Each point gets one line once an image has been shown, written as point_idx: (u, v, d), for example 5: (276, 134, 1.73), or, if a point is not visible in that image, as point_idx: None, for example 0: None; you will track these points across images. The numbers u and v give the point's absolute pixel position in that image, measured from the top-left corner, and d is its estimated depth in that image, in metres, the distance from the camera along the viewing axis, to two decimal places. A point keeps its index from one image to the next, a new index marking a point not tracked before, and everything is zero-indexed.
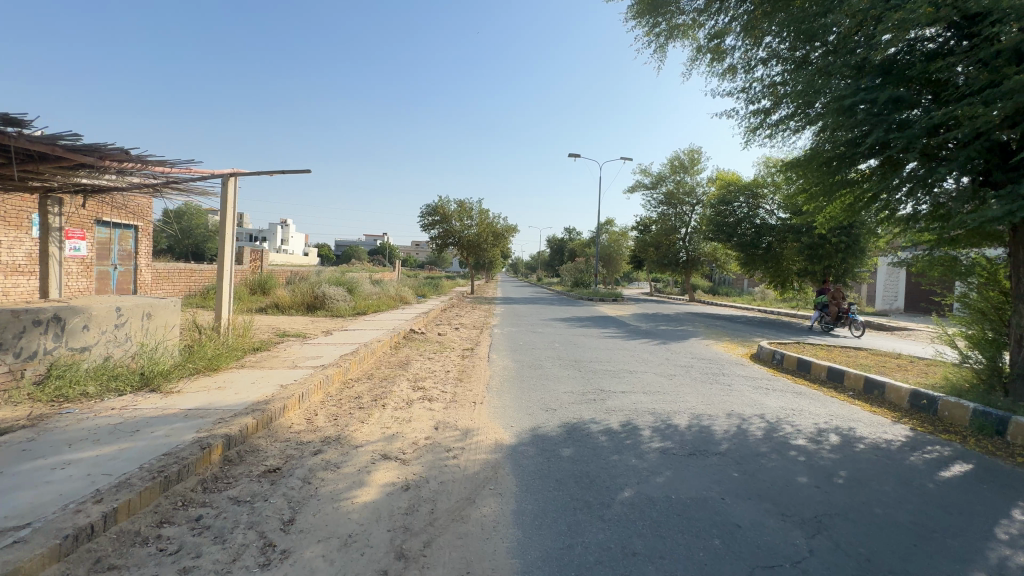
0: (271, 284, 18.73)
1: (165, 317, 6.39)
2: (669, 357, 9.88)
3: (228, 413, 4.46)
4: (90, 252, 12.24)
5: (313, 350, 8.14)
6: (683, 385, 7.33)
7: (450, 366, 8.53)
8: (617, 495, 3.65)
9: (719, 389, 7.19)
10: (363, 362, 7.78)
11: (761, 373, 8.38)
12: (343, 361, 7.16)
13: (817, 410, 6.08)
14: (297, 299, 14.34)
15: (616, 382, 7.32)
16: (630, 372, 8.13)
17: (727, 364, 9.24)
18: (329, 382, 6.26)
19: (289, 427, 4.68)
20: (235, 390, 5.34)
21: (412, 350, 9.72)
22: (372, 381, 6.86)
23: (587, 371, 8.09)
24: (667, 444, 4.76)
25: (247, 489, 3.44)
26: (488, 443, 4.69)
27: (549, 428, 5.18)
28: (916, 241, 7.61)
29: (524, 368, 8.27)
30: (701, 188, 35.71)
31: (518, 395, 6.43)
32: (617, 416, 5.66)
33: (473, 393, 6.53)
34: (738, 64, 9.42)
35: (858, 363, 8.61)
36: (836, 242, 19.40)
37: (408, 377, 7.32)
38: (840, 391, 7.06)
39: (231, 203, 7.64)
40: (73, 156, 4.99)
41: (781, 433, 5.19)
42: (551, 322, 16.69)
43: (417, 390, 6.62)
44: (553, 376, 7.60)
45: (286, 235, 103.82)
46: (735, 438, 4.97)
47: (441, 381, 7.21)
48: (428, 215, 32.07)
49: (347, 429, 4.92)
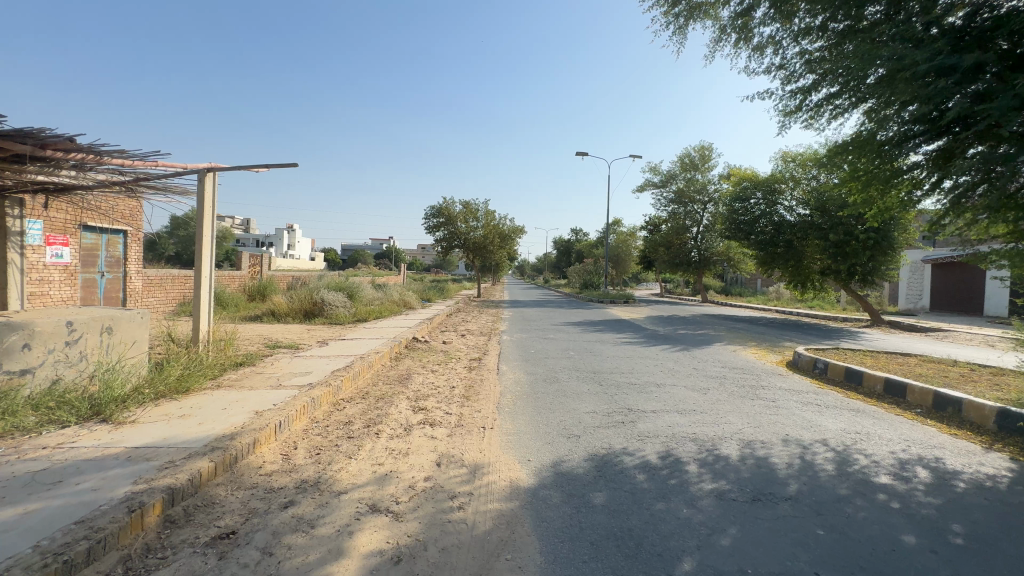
0: (271, 291, 18.02)
1: (129, 331, 5.54)
2: (697, 366, 8.97)
3: (181, 455, 3.60)
4: (75, 258, 11.50)
5: (303, 364, 7.31)
6: (722, 403, 6.41)
7: (456, 380, 7.68)
8: (675, 570, 2.76)
9: (763, 406, 6.27)
10: (359, 378, 6.94)
11: (805, 385, 7.45)
12: (334, 377, 6.31)
13: (888, 435, 5.15)
14: (295, 306, 13.55)
15: (644, 399, 6.43)
16: (658, 386, 7.23)
17: (762, 374, 8.31)
18: (315, 405, 5.41)
19: (259, 468, 3.83)
20: (200, 419, 4.50)
21: (414, 362, 8.84)
22: (367, 402, 6.01)
23: (609, 385, 7.20)
24: (722, 486, 3.85)
25: (185, 569, 2.59)
26: (502, 487, 3.81)
27: (574, 462, 4.31)
28: (988, 234, 6.82)
29: (539, 382, 7.40)
30: (713, 185, 34.63)
31: (535, 417, 5.58)
32: (653, 445, 4.75)
33: (482, 415, 5.67)
34: (768, 43, 8.60)
35: (915, 373, 7.64)
36: (864, 238, 18.34)
37: (408, 396, 6.46)
38: (905, 409, 6.12)
39: (209, 203, 6.85)
40: (4, 143, 4.44)
41: (857, 468, 4.27)
42: (563, 327, 15.77)
43: (417, 412, 5.77)
44: (572, 392, 6.73)
45: (291, 240, 103.76)
46: (804, 477, 4.05)
47: (445, 400, 6.34)
48: (432, 218, 31.35)
49: (331, 467, 4.07)
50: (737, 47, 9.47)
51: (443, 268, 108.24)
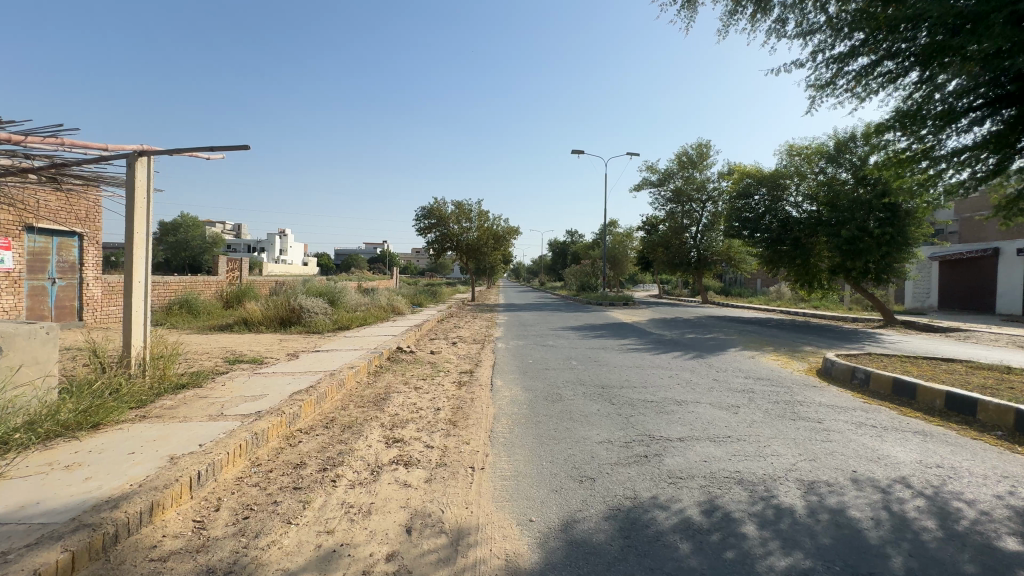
0: (249, 298, 16.93)
1: (26, 351, 4.36)
2: (718, 377, 7.90)
3: (25, 540, 2.47)
4: (18, 264, 10.36)
5: (260, 384, 6.17)
6: (759, 426, 5.34)
7: (442, 399, 6.57)
8: None
9: (809, 429, 5.22)
10: (325, 401, 5.79)
11: (849, 400, 6.39)
12: (291, 403, 5.17)
13: (982, 471, 4.09)
14: (269, 314, 12.40)
15: (666, 423, 5.36)
16: (679, 403, 6.16)
17: (794, 387, 7.26)
18: (259, 442, 4.26)
19: (150, 552, 2.70)
20: (90, 472, 3.35)
21: (396, 377, 7.71)
22: (329, 433, 4.88)
23: (622, 404, 6.13)
24: (800, 563, 2.77)
25: None
26: (492, 571, 2.71)
27: (590, 523, 3.22)
28: None
29: (539, 400, 6.33)
30: (712, 183, 33.67)
31: (537, 451, 4.49)
32: (691, 492, 3.67)
33: (470, 450, 4.57)
34: (789, 12, 7.69)
35: (972, 383, 6.61)
36: (878, 235, 17.36)
37: (382, 423, 5.33)
38: (981, 431, 5.08)
39: (141, 193, 5.72)
40: None
41: (969, 526, 3.19)
42: (561, 332, 14.68)
43: (391, 446, 4.66)
44: (579, 414, 5.65)
45: (285, 245, 102.48)
46: (905, 544, 2.96)
47: (426, 429, 5.21)
48: (422, 219, 30.12)
49: (258, 539, 2.94)
50: (753, 21, 8.51)
51: (437, 272, 106.99)
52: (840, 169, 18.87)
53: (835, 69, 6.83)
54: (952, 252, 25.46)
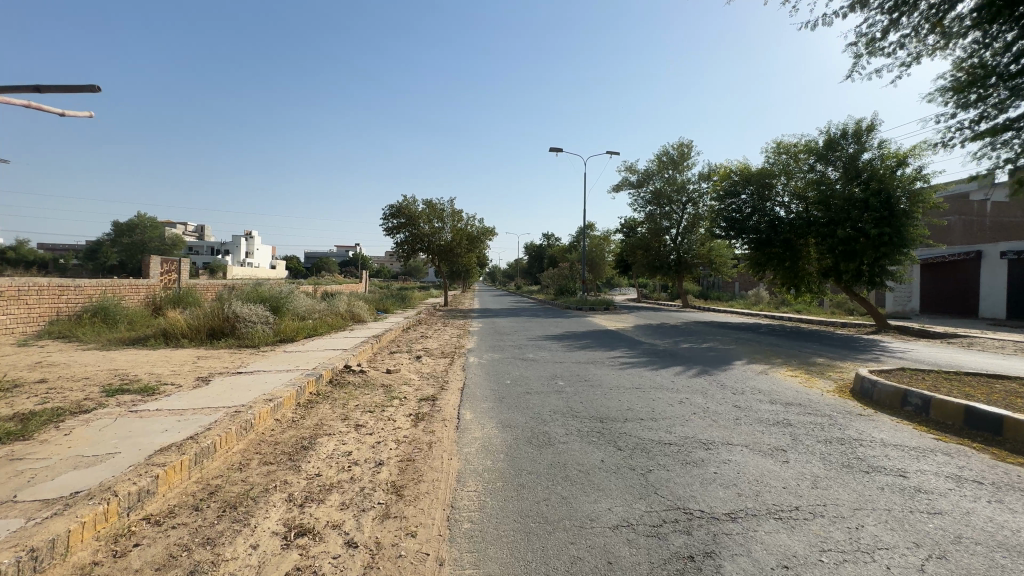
0: (185, 305, 14.70)
1: None
2: (740, 404, 6.37)
3: None
4: None
5: (122, 433, 4.28)
6: (828, 485, 3.82)
7: (390, 444, 4.81)
8: None
9: (899, 491, 3.73)
10: (211, 458, 3.98)
11: (921, 439, 4.95)
12: (140, 472, 3.34)
13: None
14: (195, 324, 10.37)
15: (701, 485, 3.79)
16: (707, 447, 4.62)
17: (836, 415, 5.80)
18: (38, 564, 2.45)
19: None
20: None
21: (334, 410, 5.88)
22: (192, 523, 3.08)
23: (632, 450, 4.54)
24: None
25: None
26: None
27: None
28: None
29: (522, 446, 4.66)
30: (692, 185, 32.71)
31: (521, 555, 2.82)
32: None
33: (414, 557, 2.84)
34: None
35: None
36: (874, 235, 16.44)
37: (290, 496, 3.56)
38: None
39: None
40: None
41: None
42: (540, 342, 13.04)
43: (286, 549, 2.90)
44: (579, 471, 4.04)
45: (252, 248, 98.44)
46: None
47: (353, 506, 3.46)
48: (391, 218, 28.03)
49: None
50: None
51: (411, 275, 104.80)
52: (829, 167, 18.02)
53: (890, 17, 5.55)
54: (934, 255, 25.09)
